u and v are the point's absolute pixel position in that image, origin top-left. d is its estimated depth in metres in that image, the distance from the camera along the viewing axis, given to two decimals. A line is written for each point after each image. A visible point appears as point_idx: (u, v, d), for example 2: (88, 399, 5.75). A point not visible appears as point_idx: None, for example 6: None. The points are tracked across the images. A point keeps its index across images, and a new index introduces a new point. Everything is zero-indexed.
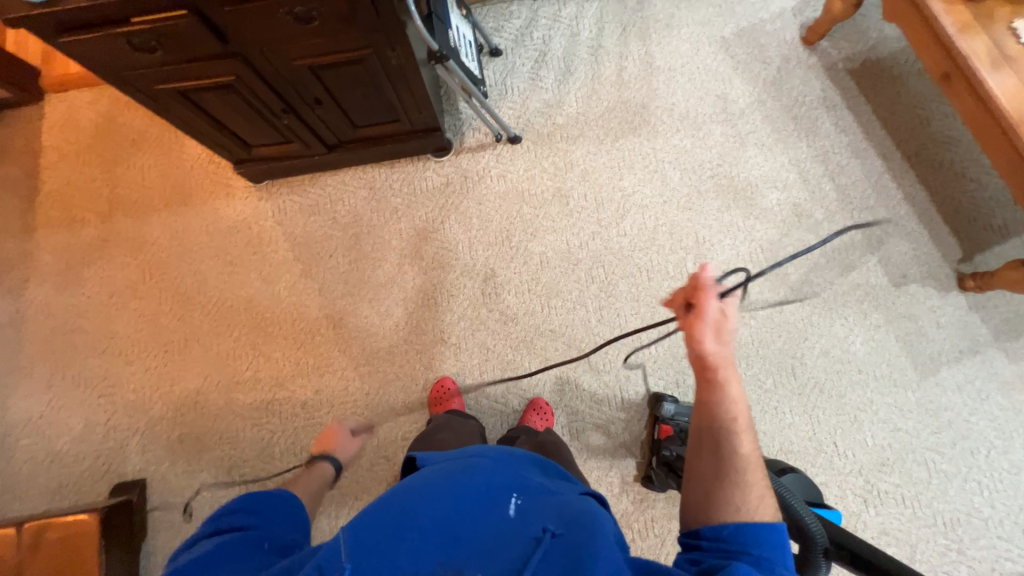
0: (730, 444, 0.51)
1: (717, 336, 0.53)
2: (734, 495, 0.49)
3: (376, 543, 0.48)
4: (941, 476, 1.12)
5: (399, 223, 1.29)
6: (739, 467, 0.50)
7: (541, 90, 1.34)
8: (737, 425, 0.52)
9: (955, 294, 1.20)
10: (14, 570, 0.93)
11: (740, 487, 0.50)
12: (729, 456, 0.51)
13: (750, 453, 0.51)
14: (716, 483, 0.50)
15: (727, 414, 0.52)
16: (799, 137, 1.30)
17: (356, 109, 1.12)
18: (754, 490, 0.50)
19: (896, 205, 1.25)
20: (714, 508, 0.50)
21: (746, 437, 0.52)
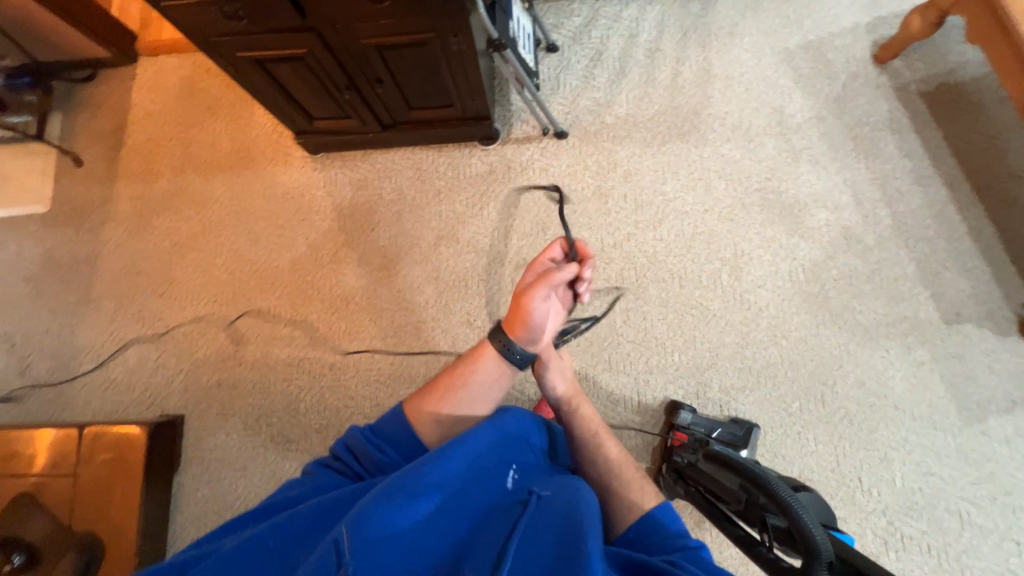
0: (598, 453, 0.71)
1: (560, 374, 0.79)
2: (626, 494, 0.63)
3: (383, 523, 0.49)
4: (974, 530, 1.05)
5: (439, 205, 1.33)
6: (614, 466, 0.68)
7: (593, 88, 1.35)
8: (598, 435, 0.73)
9: (1013, 340, 1.12)
10: (71, 469, 1.04)
11: (622, 481, 0.66)
12: (601, 461, 0.70)
13: (616, 455, 0.71)
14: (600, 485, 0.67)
15: (587, 429, 0.75)
16: (858, 158, 1.25)
17: (413, 91, 1.17)
18: (635, 483, 0.65)
19: (958, 238, 1.18)
20: (618, 518, 0.61)
21: (609, 445, 0.72)
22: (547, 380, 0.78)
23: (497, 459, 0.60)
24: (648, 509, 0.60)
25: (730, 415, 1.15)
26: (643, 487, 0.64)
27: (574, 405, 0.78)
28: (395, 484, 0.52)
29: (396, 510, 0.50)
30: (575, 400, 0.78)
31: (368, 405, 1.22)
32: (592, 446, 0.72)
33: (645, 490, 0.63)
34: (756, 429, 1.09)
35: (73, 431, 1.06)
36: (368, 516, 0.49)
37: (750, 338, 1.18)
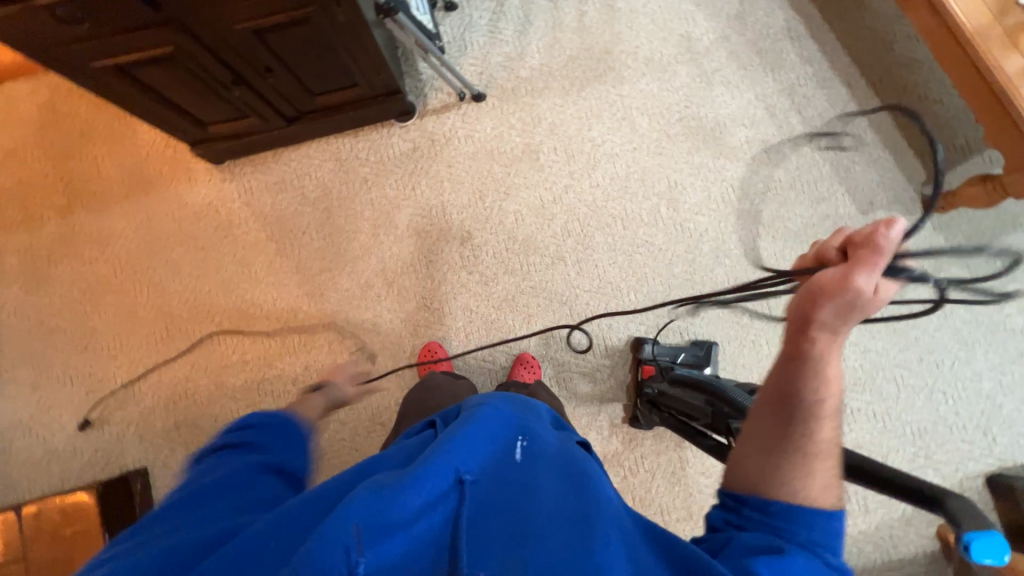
0: (806, 424, 0.47)
1: (860, 304, 0.44)
2: (798, 478, 0.46)
3: (387, 513, 0.43)
4: (908, 390, 1.19)
5: (370, 193, 1.27)
6: (810, 449, 0.47)
7: (502, 43, 1.30)
8: (827, 408, 0.47)
9: (919, 217, 1.23)
10: (21, 551, 0.97)
11: (809, 470, 0.46)
12: (803, 436, 0.47)
13: (823, 442, 0.47)
14: (782, 456, 0.47)
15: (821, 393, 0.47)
16: (765, 72, 1.29)
17: (310, 76, 1.08)
18: (816, 469, 0.47)
19: (862, 132, 1.26)
20: (761, 493, 0.46)
21: (826, 424, 0.47)
22: (830, 301, 0.44)
23: (502, 442, 0.56)
24: (816, 505, 0.45)
25: (691, 338, 1.21)
26: (826, 483, 0.47)
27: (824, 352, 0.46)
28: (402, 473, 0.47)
29: (403, 496, 0.45)
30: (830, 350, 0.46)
31: (342, 411, 1.19)
32: (814, 415, 0.46)
33: (824, 485, 0.47)
34: (714, 345, 1.16)
35: (11, 512, 0.99)
36: (372, 506, 0.43)
37: (697, 264, 1.23)
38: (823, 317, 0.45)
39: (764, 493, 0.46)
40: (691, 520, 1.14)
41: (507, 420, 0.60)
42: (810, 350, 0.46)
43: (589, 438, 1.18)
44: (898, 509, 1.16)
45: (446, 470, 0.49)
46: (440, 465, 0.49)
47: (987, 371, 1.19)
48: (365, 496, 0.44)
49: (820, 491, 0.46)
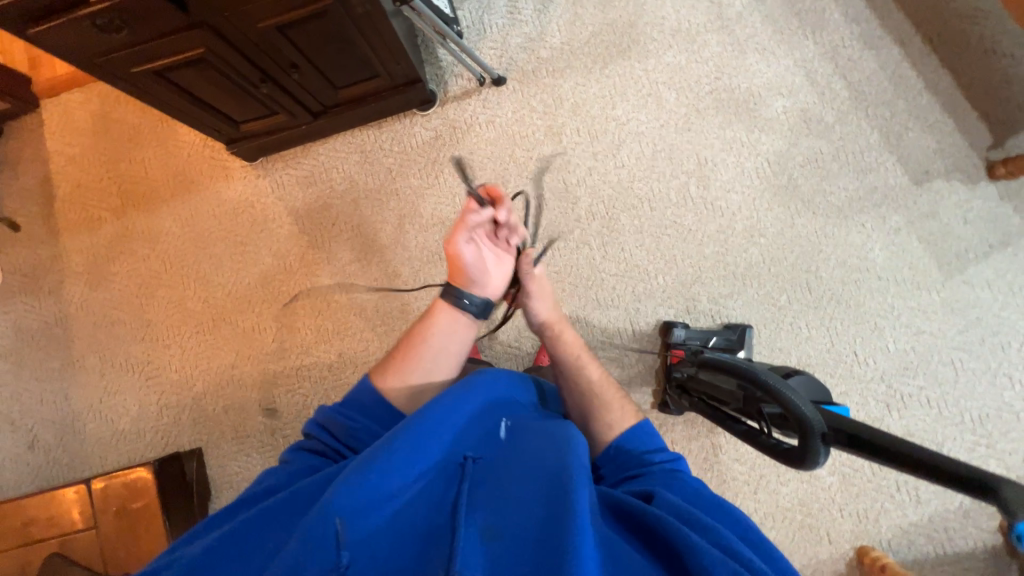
0: (583, 377, 0.81)
1: (539, 301, 0.87)
2: (604, 414, 0.76)
3: (367, 494, 0.47)
4: (968, 374, 1.10)
5: (395, 184, 1.29)
6: (595, 389, 0.79)
7: (521, 23, 1.27)
8: (582, 362, 0.83)
9: (983, 186, 1.12)
10: (92, 518, 1.08)
11: (601, 400, 0.77)
12: (586, 382, 0.80)
13: (596, 380, 0.81)
14: (580, 403, 0.79)
15: (573, 350, 0.84)
16: (804, 35, 1.20)
17: (332, 69, 1.09)
18: (611, 403, 0.77)
19: (917, 95, 1.15)
20: (601, 440, 0.73)
21: (594, 369, 0.82)
22: (529, 309, 0.87)
23: (474, 416, 0.59)
24: (624, 428, 0.73)
25: (723, 321, 1.17)
26: (616, 400, 0.78)
27: (556, 329, 0.86)
28: (382, 450, 0.50)
29: (382, 480, 0.48)
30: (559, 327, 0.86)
31: None
32: (576, 369, 0.82)
33: (615, 403, 0.77)
34: (748, 329, 1.11)
35: (82, 483, 1.09)
36: (351, 491, 0.46)
37: (730, 244, 1.18)
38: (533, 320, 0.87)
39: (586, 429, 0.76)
40: None
41: (488, 394, 0.62)
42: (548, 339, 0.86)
43: None
44: (954, 501, 1.09)
45: (413, 453, 0.51)
46: (418, 437, 0.51)
47: None
48: (348, 482, 0.47)
49: (620, 412, 0.76)
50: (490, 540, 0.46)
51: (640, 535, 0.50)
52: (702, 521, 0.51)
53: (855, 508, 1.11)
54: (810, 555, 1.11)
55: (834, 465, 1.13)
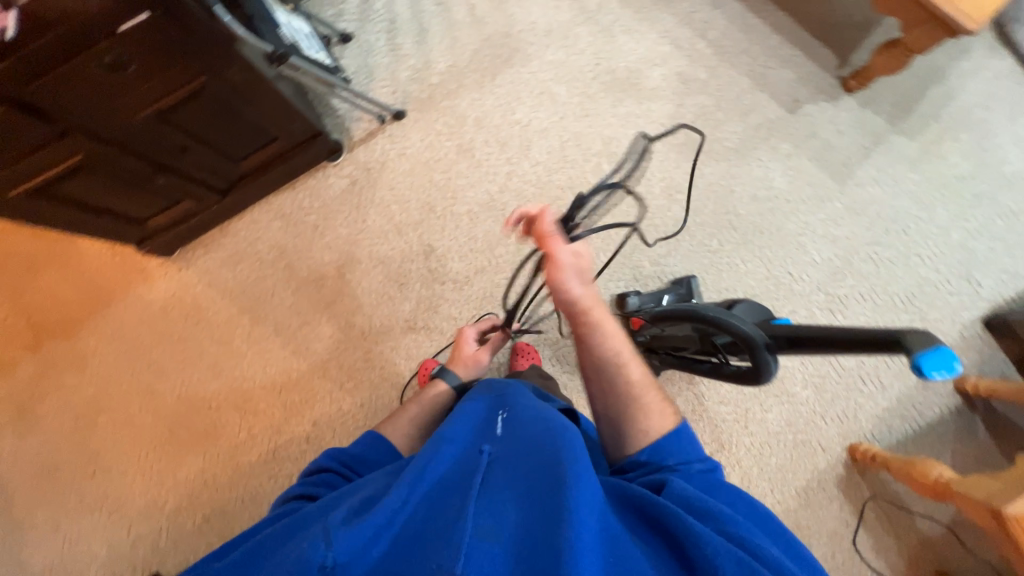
0: (621, 378, 0.65)
1: (577, 275, 0.64)
2: (642, 420, 0.64)
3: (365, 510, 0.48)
4: (886, 263, 1.22)
5: (325, 238, 1.27)
6: (635, 393, 0.65)
7: (405, 57, 1.32)
8: (622, 358, 0.66)
9: (844, 100, 1.27)
10: None
11: (638, 404, 0.64)
12: (625, 385, 0.65)
13: (639, 380, 0.65)
14: (609, 406, 0.66)
15: (612, 346, 0.65)
16: (659, 9, 1.32)
17: (227, 142, 1.09)
18: (651, 404, 0.64)
19: (767, 38, 1.29)
20: (626, 447, 0.63)
21: (636, 367, 0.66)
22: (561, 285, 0.63)
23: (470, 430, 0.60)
24: (658, 433, 0.62)
25: (670, 278, 1.23)
26: (656, 409, 0.64)
27: (592, 317, 0.65)
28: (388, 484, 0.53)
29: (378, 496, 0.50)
30: (596, 313, 0.65)
31: None
32: (613, 367, 0.66)
33: (655, 413, 0.64)
34: (693, 278, 1.17)
35: None
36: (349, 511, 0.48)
37: (654, 208, 1.25)
38: (561, 297, 0.65)
39: (618, 439, 0.64)
40: (723, 450, 1.18)
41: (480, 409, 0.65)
42: (579, 325, 0.66)
43: None
44: (912, 377, 1.19)
45: (416, 469, 0.52)
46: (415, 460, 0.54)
47: (952, 222, 1.22)
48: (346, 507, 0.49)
49: (657, 420, 0.64)
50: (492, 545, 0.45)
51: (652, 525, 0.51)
52: (713, 512, 0.51)
53: (834, 411, 1.19)
54: (811, 468, 1.17)
55: (805, 379, 1.21)
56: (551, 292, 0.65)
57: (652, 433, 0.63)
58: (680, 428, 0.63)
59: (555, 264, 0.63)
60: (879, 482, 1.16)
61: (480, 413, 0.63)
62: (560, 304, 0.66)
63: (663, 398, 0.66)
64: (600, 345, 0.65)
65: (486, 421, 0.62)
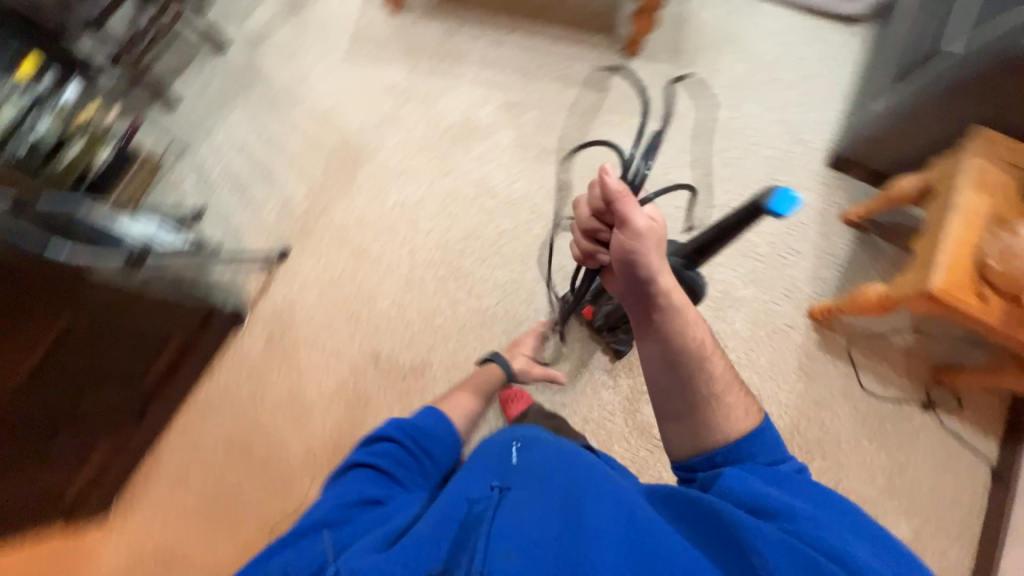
0: (701, 371, 0.61)
1: (656, 249, 0.57)
2: (721, 413, 0.61)
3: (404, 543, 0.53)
4: (737, 161, 1.42)
5: (268, 402, 1.20)
6: (715, 389, 0.62)
7: (264, 203, 1.34)
8: (703, 348, 0.62)
9: (634, 62, 1.50)
10: None
11: (723, 399, 0.62)
12: (706, 380, 0.61)
13: (722, 374, 0.62)
14: (697, 403, 0.62)
15: (693, 335, 0.61)
16: (460, 65, 1.49)
17: (118, 366, 0.99)
18: (729, 399, 0.62)
19: (552, 47, 1.51)
20: (696, 444, 0.62)
21: (716, 357, 0.62)
22: (640, 262, 0.57)
23: (495, 466, 0.65)
24: (733, 432, 0.60)
25: None
26: (740, 401, 0.62)
27: (673, 300, 0.59)
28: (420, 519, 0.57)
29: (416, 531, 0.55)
30: (675, 297, 0.59)
31: None
32: (697, 360, 0.61)
33: (740, 404, 0.62)
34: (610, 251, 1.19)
35: None
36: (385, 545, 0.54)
37: (546, 214, 1.36)
38: (638, 276, 0.58)
39: (716, 437, 0.61)
40: None
41: (502, 447, 0.70)
42: (653, 312, 0.60)
43: (605, 397, 1.21)
44: (814, 233, 1.36)
45: (452, 508, 0.58)
46: (453, 496, 0.60)
47: (761, 108, 1.47)
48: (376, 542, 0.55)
49: (742, 416, 0.61)
50: (509, 555, 0.49)
51: (702, 520, 0.52)
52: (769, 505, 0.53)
53: (780, 291, 1.31)
54: (794, 347, 1.27)
55: (744, 279, 1.32)
56: (626, 268, 0.58)
57: (736, 432, 0.60)
58: (763, 427, 0.61)
59: (634, 235, 0.56)
60: (848, 327, 1.28)
61: (499, 453, 0.68)
62: (636, 286, 0.59)
63: (744, 386, 0.64)
64: (682, 334, 0.60)
65: (505, 457, 0.67)
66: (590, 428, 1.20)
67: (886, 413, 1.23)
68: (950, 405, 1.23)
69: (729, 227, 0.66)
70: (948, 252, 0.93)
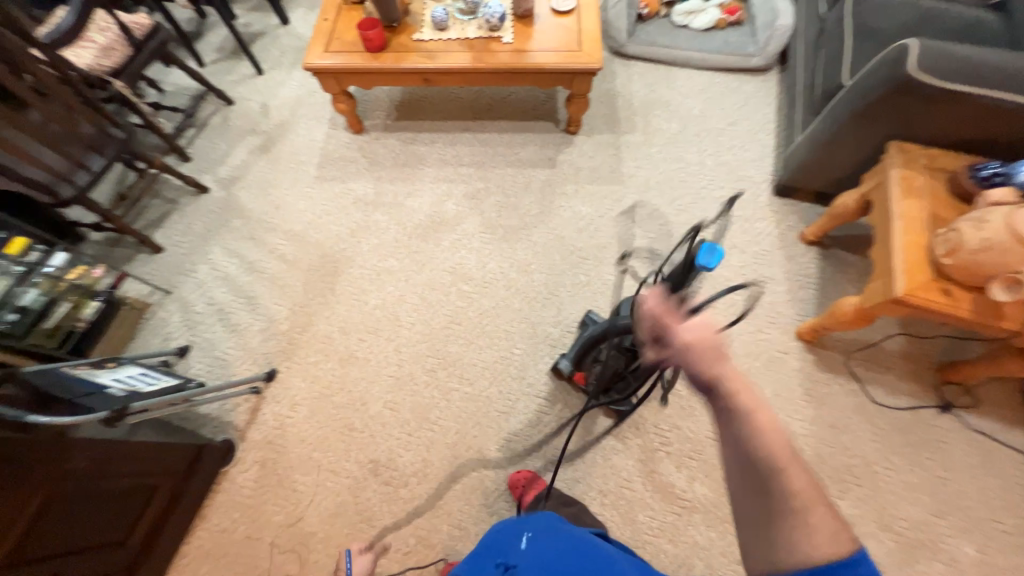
0: (774, 487, 0.38)
1: (706, 349, 0.41)
2: (806, 546, 0.37)
3: None
4: (690, 207, 1.52)
5: (267, 538, 1.12)
6: (796, 511, 0.38)
7: (248, 328, 1.37)
8: (780, 462, 0.38)
9: (577, 138, 1.65)
10: None
11: (801, 519, 0.38)
12: (783, 497, 0.38)
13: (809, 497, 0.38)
14: (768, 524, 0.39)
15: (767, 444, 0.39)
16: (420, 168, 1.62)
17: (106, 527, 0.93)
18: (819, 530, 0.37)
19: (502, 138, 1.66)
20: (764, 559, 0.39)
21: (804, 476, 0.38)
22: (676, 360, 0.43)
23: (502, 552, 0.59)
24: (822, 562, 0.36)
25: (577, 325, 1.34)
26: (833, 530, 0.37)
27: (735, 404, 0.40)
28: None
29: None
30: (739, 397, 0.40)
31: None
32: (773, 465, 0.38)
33: (832, 534, 0.37)
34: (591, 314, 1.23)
35: None
36: None
37: (523, 288, 1.40)
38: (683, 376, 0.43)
39: (789, 565, 0.37)
40: None
41: (509, 531, 0.64)
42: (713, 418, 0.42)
43: (616, 463, 1.16)
44: (779, 259, 1.41)
45: None
46: None
47: (700, 156, 1.60)
48: None
49: (829, 545, 0.37)
50: None
51: None
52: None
53: (764, 319, 1.33)
54: (793, 373, 1.26)
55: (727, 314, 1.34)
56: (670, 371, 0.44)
57: (810, 559, 0.37)
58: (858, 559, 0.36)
59: (671, 340, 0.43)
60: (839, 343, 1.28)
61: (506, 536, 0.63)
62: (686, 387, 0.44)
63: (840, 512, 0.38)
64: (747, 443, 0.39)
65: (512, 540, 0.61)
66: (609, 501, 1.13)
67: (906, 425, 1.18)
68: (966, 403, 1.20)
69: (674, 281, 0.68)
70: (899, 256, 0.98)
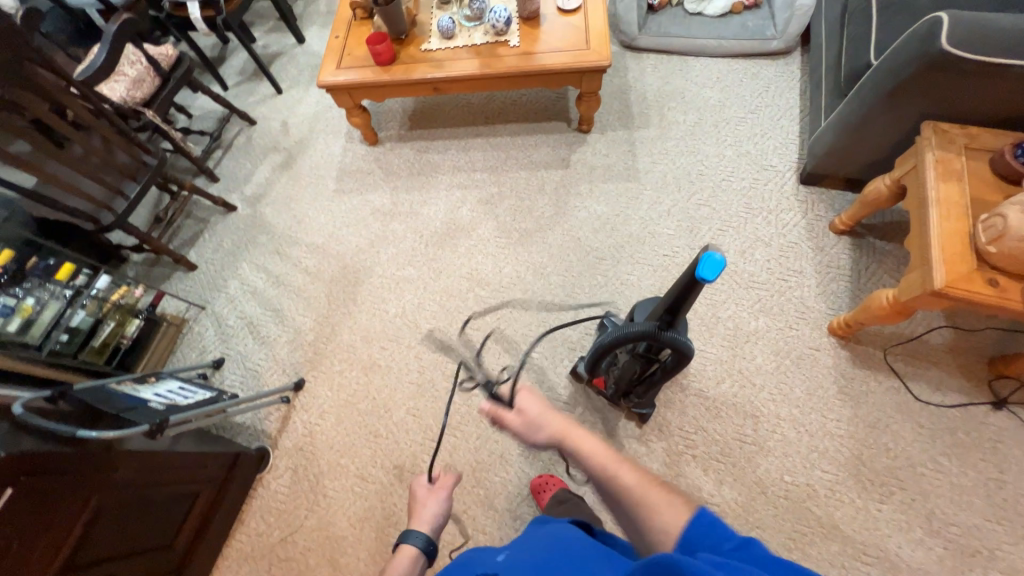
0: (618, 488, 0.57)
1: (531, 423, 0.68)
2: (649, 519, 0.53)
3: None
4: (710, 200, 1.47)
5: (300, 542, 1.17)
6: (636, 498, 0.55)
7: (276, 340, 1.42)
8: (610, 472, 0.59)
9: (590, 137, 1.63)
10: None
11: (642, 500, 0.55)
12: (625, 492, 0.57)
13: (635, 485, 0.56)
14: (636, 525, 0.55)
15: (596, 466, 0.60)
16: (435, 176, 1.64)
17: (154, 532, 0.99)
18: (654, 503, 0.54)
19: (514, 141, 1.66)
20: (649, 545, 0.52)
21: (629, 472, 0.58)
22: (524, 433, 0.68)
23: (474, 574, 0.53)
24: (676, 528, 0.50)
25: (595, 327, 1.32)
26: (668, 502, 0.53)
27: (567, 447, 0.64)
28: None
29: None
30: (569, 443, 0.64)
31: None
32: (604, 475, 0.59)
33: (669, 506, 0.52)
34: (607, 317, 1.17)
35: None
36: None
37: (540, 292, 1.39)
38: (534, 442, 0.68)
39: (655, 537, 0.51)
40: (760, 419, 1.16)
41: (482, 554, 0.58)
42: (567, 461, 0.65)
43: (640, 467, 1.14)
44: (808, 250, 1.34)
45: None
46: None
47: (719, 148, 1.55)
48: None
49: (672, 512, 0.51)
50: None
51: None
52: None
53: (793, 315, 1.27)
54: (826, 370, 1.20)
55: (753, 311, 1.29)
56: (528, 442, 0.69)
57: (668, 527, 0.51)
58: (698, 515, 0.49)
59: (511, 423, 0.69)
60: (876, 337, 1.21)
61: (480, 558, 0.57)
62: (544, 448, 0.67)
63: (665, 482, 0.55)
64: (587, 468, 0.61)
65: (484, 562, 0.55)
66: None
67: (954, 423, 1.11)
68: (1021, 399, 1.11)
69: (688, 286, 0.69)
70: (937, 246, 0.91)
